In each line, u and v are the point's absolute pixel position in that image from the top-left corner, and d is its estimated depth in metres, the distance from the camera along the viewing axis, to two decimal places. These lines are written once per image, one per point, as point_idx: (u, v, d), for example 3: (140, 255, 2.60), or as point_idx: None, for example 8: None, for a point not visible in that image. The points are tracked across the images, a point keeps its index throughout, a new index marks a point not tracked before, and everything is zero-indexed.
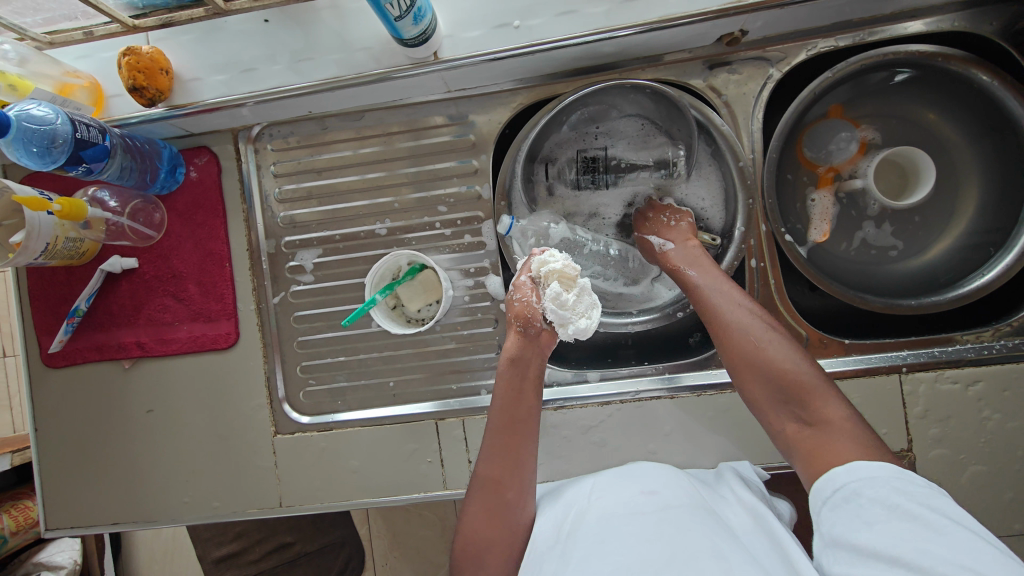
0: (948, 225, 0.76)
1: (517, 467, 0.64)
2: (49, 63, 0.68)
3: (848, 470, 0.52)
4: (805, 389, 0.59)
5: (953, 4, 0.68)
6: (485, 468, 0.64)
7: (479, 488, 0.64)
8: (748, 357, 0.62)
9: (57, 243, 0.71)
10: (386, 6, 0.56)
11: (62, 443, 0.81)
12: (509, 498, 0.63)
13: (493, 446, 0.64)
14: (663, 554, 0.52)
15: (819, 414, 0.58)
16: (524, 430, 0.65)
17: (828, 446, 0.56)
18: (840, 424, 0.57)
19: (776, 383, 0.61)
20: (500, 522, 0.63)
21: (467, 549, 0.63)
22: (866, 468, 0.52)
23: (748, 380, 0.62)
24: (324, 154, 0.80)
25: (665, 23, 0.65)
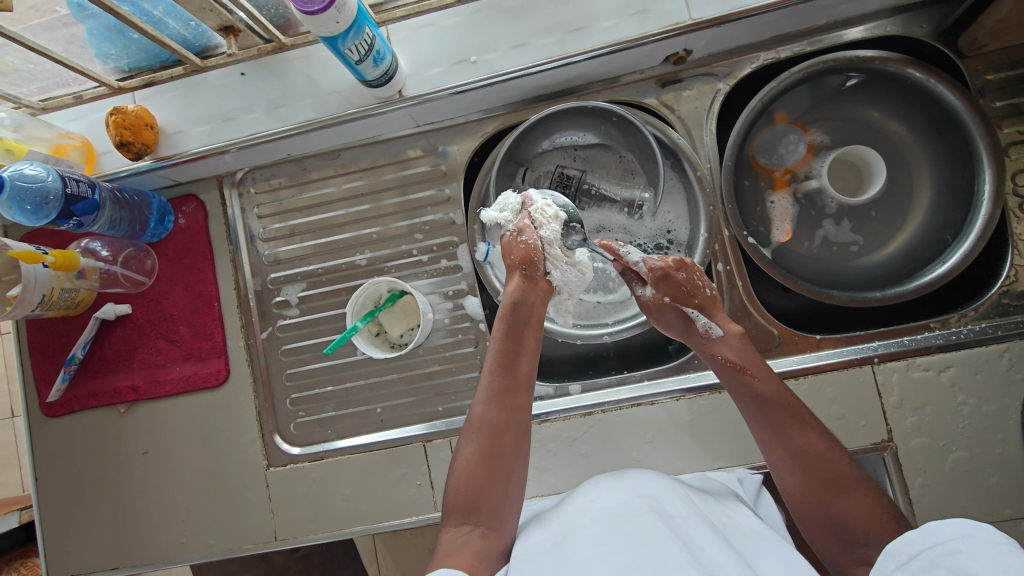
0: (906, 219, 0.79)
1: (514, 410, 0.66)
2: (43, 127, 0.73)
3: (922, 536, 0.47)
4: (822, 455, 0.62)
5: (884, 11, 0.72)
6: (482, 410, 0.65)
7: (474, 429, 0.65)
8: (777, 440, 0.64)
9: (53, 294, 0.75)
10: (346, 52, 0.60)
11: (62, 490, 0.83)
12: (505, 441, 0.64)
13: (490, 385, 0.66)
14: (667, 553, 0.50)
15: (835, 479, 0.61)
16: (522, 377, 0.67)
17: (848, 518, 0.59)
18: (855, 488, 0.60)
19: (803, 463, 0.62)
20: (495, 466, 0.63)
21: (460, 494, 0.62)
22: (940, 531, 0.46)
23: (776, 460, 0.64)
24: (305, 193, 0.84)
25: (612, 48, 0.69)
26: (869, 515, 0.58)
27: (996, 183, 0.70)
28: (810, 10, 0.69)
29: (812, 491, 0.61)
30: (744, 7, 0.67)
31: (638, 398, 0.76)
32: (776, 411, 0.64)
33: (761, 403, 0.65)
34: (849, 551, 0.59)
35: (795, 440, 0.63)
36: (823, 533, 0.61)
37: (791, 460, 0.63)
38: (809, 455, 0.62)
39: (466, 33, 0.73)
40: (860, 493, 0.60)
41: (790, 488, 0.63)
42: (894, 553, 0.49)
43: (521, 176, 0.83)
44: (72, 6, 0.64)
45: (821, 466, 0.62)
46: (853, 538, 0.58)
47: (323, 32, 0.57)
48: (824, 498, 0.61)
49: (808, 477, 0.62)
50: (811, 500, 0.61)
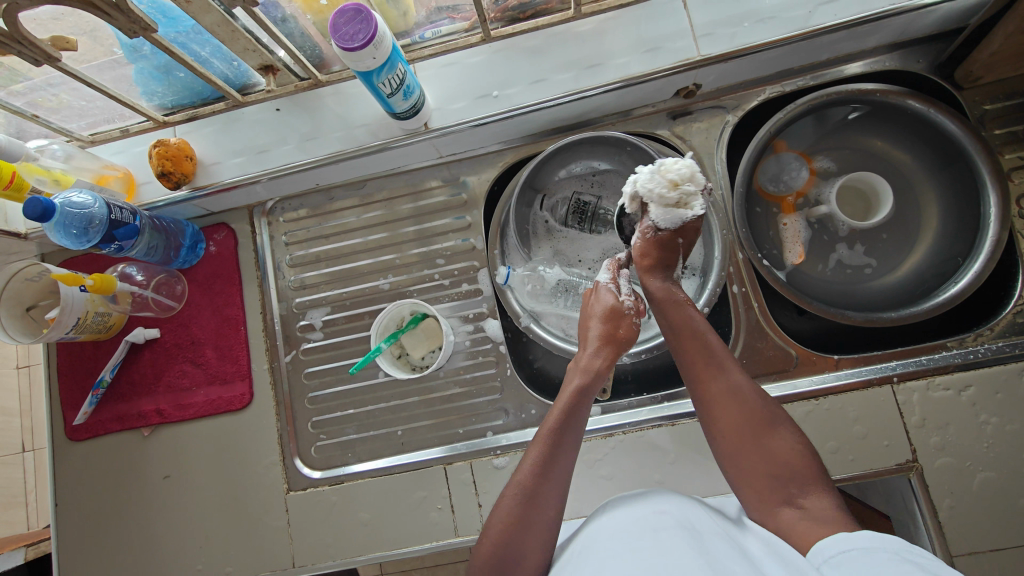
0: (916, 240, 0.82)
1: (557, 481, 0.62)
2: (90, 159, 0.77)
3: (853, 537, 0.51)
4: (751, 396, 0.63)
5: (882, 47, 0.76)
6: (524, 475, 0.62)
7: (511, 502, 0.61)
8: (724, 390, 0.63)
9: (87, 317, 0.77)
10: (378, 85, 0.64)
11: (82, 514, 0.83)
12: (542, 514, 0.60)
13: (539, 451, 0.62)
14: (681, 563, 0.50)
15: (759, 416, 0.62)
16: (570, 454, 0.63)
17: (778, 449, 0.61)
18: (777, 424, 0.62)
19: (742, 404, 0.62)
20: (527, 540, 0.60)
21: (490, 559, 0.59)
22: (872, 540, 0.50)
23: (716, 400, 0.63)
24: (331, 222, 0.87)
25: (626, 82, 0.74)
26: (793, 454, 0.60)
27: (1001, 206, 0.72)
28: (811, 47, 0.73)
29: (739, 427, 0.62)
30: (749, 44, 0.71)
31: (657, 420, 0.76)
32: (709, 349, 0.65)
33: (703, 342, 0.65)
34: (774, 488, 0.60)
35: (728, 379, 0.64)
36: (748, 467, 0.61)
37: (726, 398, 0.63)
38: (736, 393, 0.63)
39: (487, 71, 0.77)
40: (783, 428, 0.62)
41: (718, 427, 0.63)
42: (825, 547, 0.53)
43: (539, 203, 0.87)
44: (125, 48, 0.69)
45: (749, 407, 0.62)
46: (779, 475, 0.60)
47: (360, 68, 0.61)
48: (750, 436, 0.61)
49: (738, 417, 0.62)
50: (737, 436, 0.62)
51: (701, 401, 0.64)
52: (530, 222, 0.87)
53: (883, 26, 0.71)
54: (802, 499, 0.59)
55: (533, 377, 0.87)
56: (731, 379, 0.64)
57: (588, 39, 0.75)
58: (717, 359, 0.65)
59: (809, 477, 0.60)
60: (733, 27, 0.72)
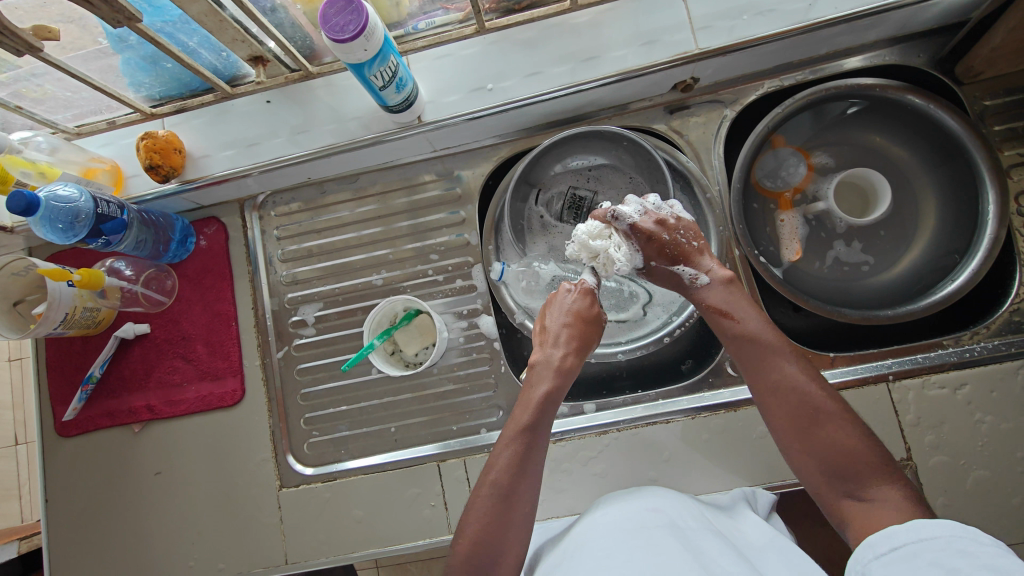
0: (914, 237, 0.81)
1: (530, 478, 0.63)
2: (76, 151, 0.76)
3: (904, 530, 0.50)
4: (800, 387, 0.62)
5: (883, 41, 0.75)
6: (499, 474, 0.62)
7: (485, 500, 0.61)
8: (766, 383, 0.63)
9: (76, 312, 0.76)
10: (370, 77, 0.63)
11: (72, 511, 0.82)
12: (516, 511, 0.61)
13: (512, 453, 0.63)
14: (675, 565, 0.49)
15: (806, 410, 0.61)
16: (539, 456, 0.64)
17: (827, 442, 0.59)
18: (832, 415, 0.60)
19: (790, 399, 0.62)
20: (506, 537, 0.60)
21: (466, 561, 0.58)
22: (925, 530, 0.49)
23: (767, 396, 0.63)
24: (323, 216, 0.86)
25: (622, 76, 0.73)
26: (845, 447, 0.58)
27: (1000, 204, 0.72)
28: (811, 41, 0.72)
29: (789, 420, 0.61)
30: (748, 37, 0.70)
31: (652, 417, 0.76)
32: (755, 342, 0.65)
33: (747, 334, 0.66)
34: (836, 484, 0.59)
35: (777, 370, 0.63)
36: (808, 467, 0.61)
37: (775, 392, 0.63)
38: (778, 387, 0.63)
39: (482, 63, 0.76)
40: (841, 421, 0.60)
41: (772, 419, 0.63)
42: (873, 544, 0.52)
43: (534, 198, 0.86)
44: (111, 38, 0.67)
45: (793, 397, 0.62)
46: (838, 471, 0.58)
47: (351, 59, 0.60)
48: (803, 429, 0.61)
49: (790, 410, 0.61)
50: (790, 430, 0.61)
51: (756, 398, 0.65)
52: (526, 218, 0.86)
53: (884, 20, 0.70)
54: (864, 491, 0.57)
55: (527, 373, 0.86)
56: (777, 370, 0.63)
57: (584, 31, 0.74)
58: (760, 349, 0.65)
59: (871, 473, 0.57)
60: (732, 19, 0.71)
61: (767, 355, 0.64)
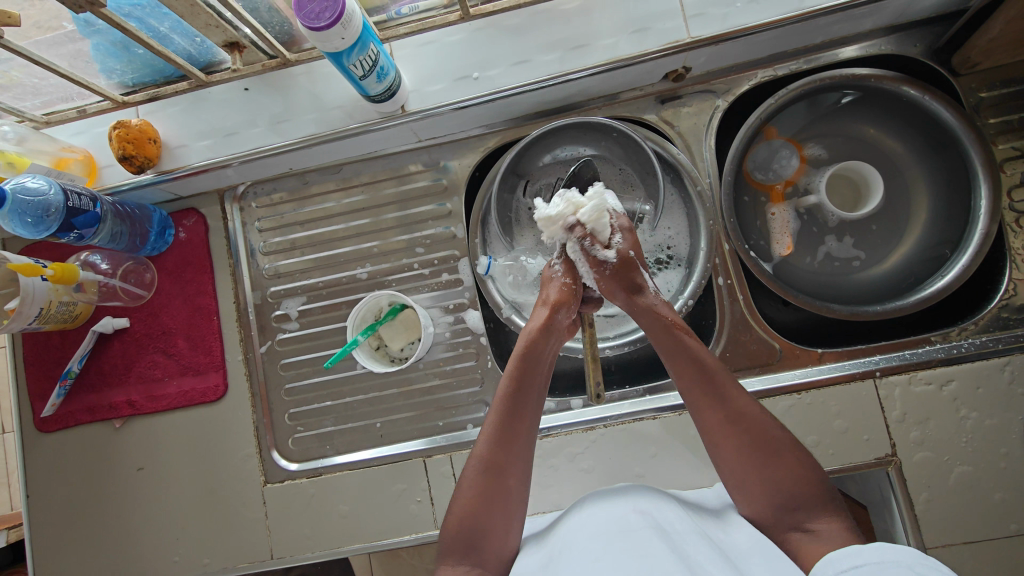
0: (905, 231, 0.80)
1: (519, 448, 0.63)
2: (45, 141, 0.73)
3: (865, 550, 0.50)
4: (754, 419, 0.62)
5: (880, 30, 0.73)
6: (485, 449, 0.63)
7: (474, 471, 0.62)
8: (726, 417, 0.62)
9: (51, 307, 0.74)
10: (350, 67, 0.61)
11: (53, 508, 0.81)
12: (506, 481, 0.62)
13: (496, 419, 0.64)
14: (661, 567, 0.49)
15: (763, 441, 0.61)
16: (533, 417, 0.65)
17: (776, 476, 0.60)
18: (784, 449, 0.61)
19: (746, 436, 0.61)
20: (492, 517, 0.61)
21: (458, 535, 0.61)
22: (885, 552, 0.49)
23: (723, 434, 0.62)
24: (306, 207, 0.84)
25: (612, 65, 0.70)
26: (798, 479, 0.59)
27: (992, 199, 0.71)
28: (806, 29, 0.70)
29: (745, 456, 0.61)
30: (742, 25, 0.68)
31: (639, 413, 0.75)
32: (711, 373, 0.64)
33: (696, 367, 0.64)
34: (783, 516, 0.59)
35: (731, 403, 0.63)
36: (756, 497, 0.60)
37: (725, 426, 0.62)
38: (741, 418, 0.62)
39: (467, 50, 0.74)
40: (788, 453, 0.61)
41: (720, 454, 0.62)
42: (834, 561, 0.51)
43: (522, 189, 0.85)
44: (78, 22, 0.64)
45: (750, 429, 0.61)
46: (789, 502, 0.59)
47: (328, 48, 0.58)
48: (759, 465, 0.60)
49: (738, 441, 0.61)
50: (742, 464, 0.61)
51: (703, 432, 0.64)
52: (513, 209, 0.85)
53: (881, 8, 0.68)
54: (811, 523, 0.58)
55: None
56: (736, 405, 0.63)
57: (573, 17, 0.72)
58: (719, 385, 0.64)
59: (816, 500, 0.59)
60: (726, 7, 0.69)
61: (728, 390, 0.63)
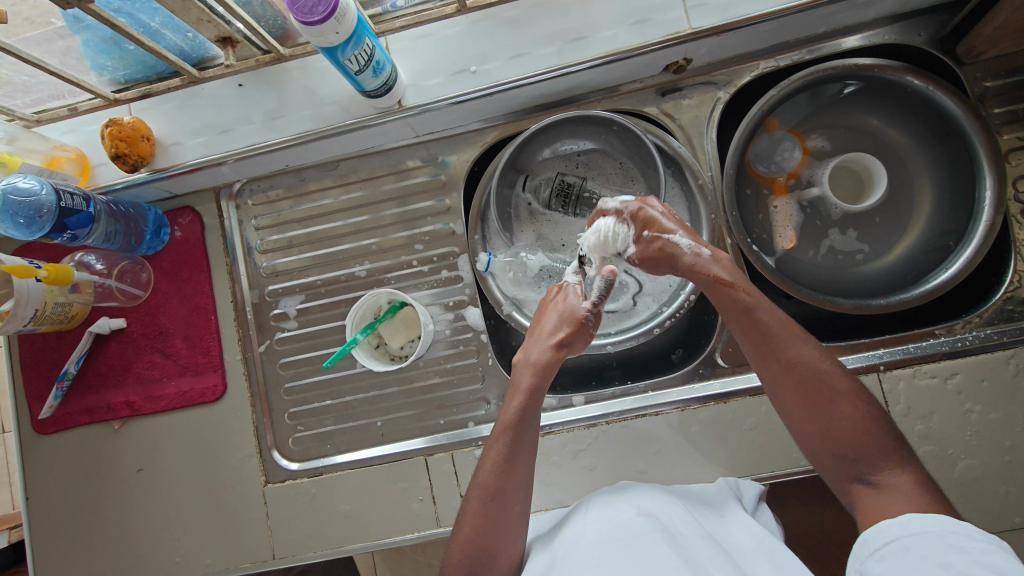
0: (909, 223, 0.80)
1: (519, 479, 0.62)
2: (37, 140, 0.71)
3: (898, 524, 0.50)
4: (813, 367, 0.60)
5: (884, 19, 0.72)
6: (486, 478, 0.62)
7: (477, 504, 0.61)
8: (783, 365, 0.61)
9: (46, 308, 0.73)
10: (344, 61, 0.60)
11: (53, 510, 0.81)
12: (508, 510, 0.61)
13: (498, 453, 0.63)
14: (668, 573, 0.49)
15: (821, 390, 0.59)
16: (529, 449, 0.64)
17: (836, 426, 0.58)
18: (845, 400, 0.58)
19: (806, 384, 0.59)
20: (498, 542, 0.60)
21: (463, 561, 0.60)
22: (918, 523, 0.49)
23: (783, 382, 0.61)
24: (303, 205, 0.83)
25: (612, 57, 0.69)
26: (861, 431, 0.57)
27: (997, 190, 0.70)
28: (809, 19, 0.68)
29: (804, 404, 0.59)
30: (744, 15, 0.67)
31: (642, 409, 0.75)
32: (767, 323, 0.62)
33: (751, 318, 0.63)
34: (845, 467, 0.58)
35: (781, 355, 0.61)
36: (818, 445, 0.59)
37: (783, 374, 0.60)
38: (798, 366, 0.60)
39: (464, 43, 0.72)
40: (851, 404, 0.58)
41: (781, 403, 0.61)
42: (867, 540, 0.52)
43: (521, 184, 0.84)
44: (67, 19, 0.63)
45: (808, 378, 0.60)
46: (848, 454, 0.57)
47: (322, 43, 0.56)
48: (815, 412, 0.59)
49: (798, 392, 0.60)
50: (802, 412, 0.59)
51: (765, 380, 0.62)
52: (513, 205, 0.84)
53: None
54: (873, 475, 0.56)
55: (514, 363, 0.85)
56: (794, 355, 0.61)
57: (572, 9, 0.70)
58: (775, 334, 0.62)
59: (882, 452, 0.56)
60: None
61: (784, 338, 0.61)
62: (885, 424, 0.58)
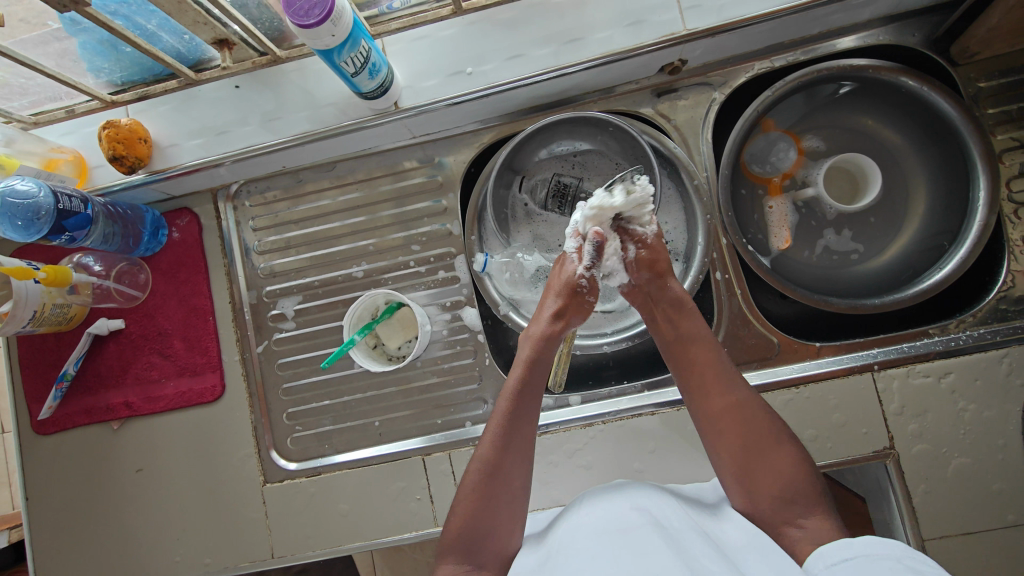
0: (904, 223, 0.80)
1: (518, 453, 0.64)
2: (34, 142, 0.71)
3: (854, 544, 0.51)
4: (753, 407, 0.63)
5: (879, 19, 0.72)
6: (486, 453, 0.63)
7: (474, 478, 0.63)
8: (730, 404, 0.63)
9: (45, 310, 0.73)
10: (341, 64, 0.60)
11: (52, 510, 0.81)
12: (507, 486, 0.63)
13: (497, 428, 0.64)
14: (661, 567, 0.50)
15: (762, 432, 0.62)
16: (530, 426, 0.65)
17: (773, 466, 0.61)
18: (784, 441, 0.62)
19: (746, 424, 0.62)
20: (496, 518, 0.62)
21: (459, 538, 0.61)
22: (875, 544, 0.50)
23: (726, 421, 0.63)
24: (300, 206, 0.83)
25: (608, 59, 0.69)
26: (795, 472, 0.60)
27: (991, 191, 0.71)
28: (803, 20, 0.69)
29: (741, 446, 0.62)
30: (739, 17, 0.67)
31: (639, 408, 0.75)
32: (716, 361, 0.66)
33: (707, 354, 0.66)
34: (779, 510, 0.59)
35: (726, 393, 0.64)
36: (756, 490, 0.61)
37: (728, 413, 0.63)
38: (742, 407, 0.63)
39: (461, 45, 0.72)
40: (788, 445, 0.62)
41: (718, 442, 0.63)
42: (823, 555, 0.53)
43: (518, 185, 0.84)
44: (63, 21, 0.64)
45: (748, 418, 0.63)
46: (782, 496, 0.60)
47: (319, 45, 0.57)
48: (754, 454, 0.61)
49: (739, 432, 0.62)
50: (740, 454, 0.62)
51: (703, 418, 0.64)
52: (510, 205, 0.84)
53: None
54: (805, 518, 0.58)
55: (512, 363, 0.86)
56: (736, 395, 0.64)
57: (568, 10, 0.70)
58: (723, 371, 0.65)
59: (812, 494, 0.59)
60: None
61: (731, 377, 0.65)
62: (813, 469, 0.62)
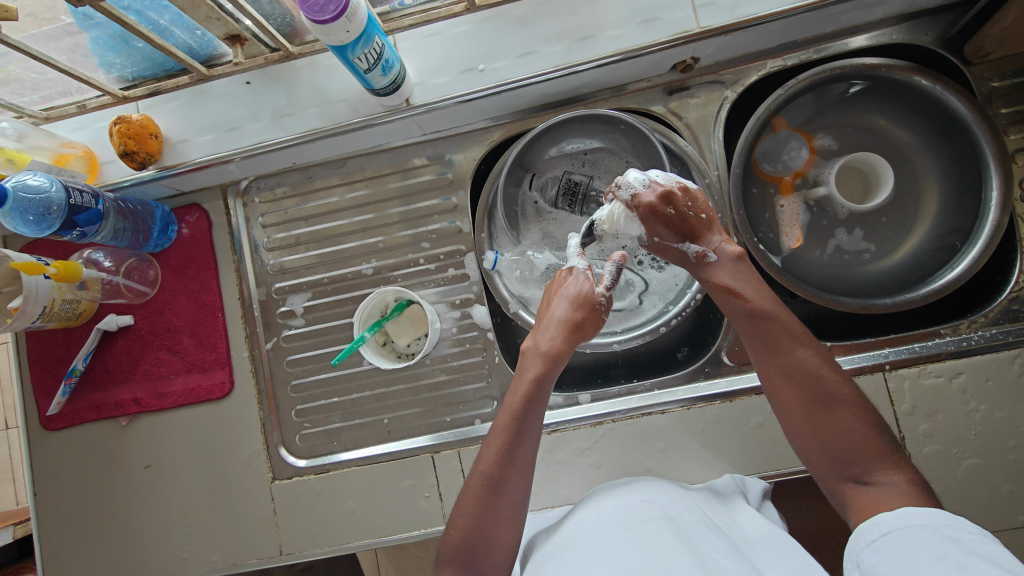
0: (916, 222, 0.80)
1: (520, 469, 0.63)
2: (45, 136, 0.71)
3: (892, 518, 0.52)
4: (813, 368, 0.62)
5: (892, 18, 0.72)
6: (488, 464, 0.63)
7: (475, 491, 0.62)
8: (786, 366, 0.62)
9: (54, 305, 0.73)
10: (354, 60, 0.60)
11: (60, 506, 0.81)
12: (507, 499, 0.62)
13: (501, 440, 0.63)
14: (671, 559, 0.49)
15: (822, 392, 0.61)
16: (532, 443, 0.64)
17: (836, 427, 0.60)
18: (846, 403, 0.60)
19: (807, 386, 0.61)
20: (494, 533, 0.61)
21: (460, 546, 0.61)
22: (917, 516, 0.51)
23: (784, 384, 0.62)
24: (310, 203, 0.83)
25: (620, 56, 0.69)
26: (858, 433, 0.59)
27: (1003, 190, 0.70)
28: (817, 18, 0.68)
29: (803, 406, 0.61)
30: (752, 15, 0.67)
31: (649, 407, 0.75)
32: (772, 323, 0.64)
33: (759, 317, 0.64)
34: (841, 467, 0.59)
35: (784, 356, 0.63)
36: (818, 447, 0.61)
37: (785, 375, 0.62)
38: (799, 367, 0.62)
39: (473, 42, 0.72)
40: (851, 407, 0.60)
41: (780, 402, 0.63)
42: (863, 533, 0.54)
43: (528, 183, 0.84)
44: (76, 16, 0.64)
45: (810, 380, 0.61)
46: (843, 455, 0.59)
47: (332, 41, 0.56)
48: (815, 414, 0.60)
49: (802, 393, 0.61)
50: (802, 414, 0.61)
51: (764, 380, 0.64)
52: (519, 203, 0.84)
53: None
54: (868, 475, 0.58)
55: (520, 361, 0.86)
56: (794, 356, 0.62)
57: (580, 7, 0.70)
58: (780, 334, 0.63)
59: (876, 455, 0.58)
60: None
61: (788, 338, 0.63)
62: (881, 429, 0.60)
